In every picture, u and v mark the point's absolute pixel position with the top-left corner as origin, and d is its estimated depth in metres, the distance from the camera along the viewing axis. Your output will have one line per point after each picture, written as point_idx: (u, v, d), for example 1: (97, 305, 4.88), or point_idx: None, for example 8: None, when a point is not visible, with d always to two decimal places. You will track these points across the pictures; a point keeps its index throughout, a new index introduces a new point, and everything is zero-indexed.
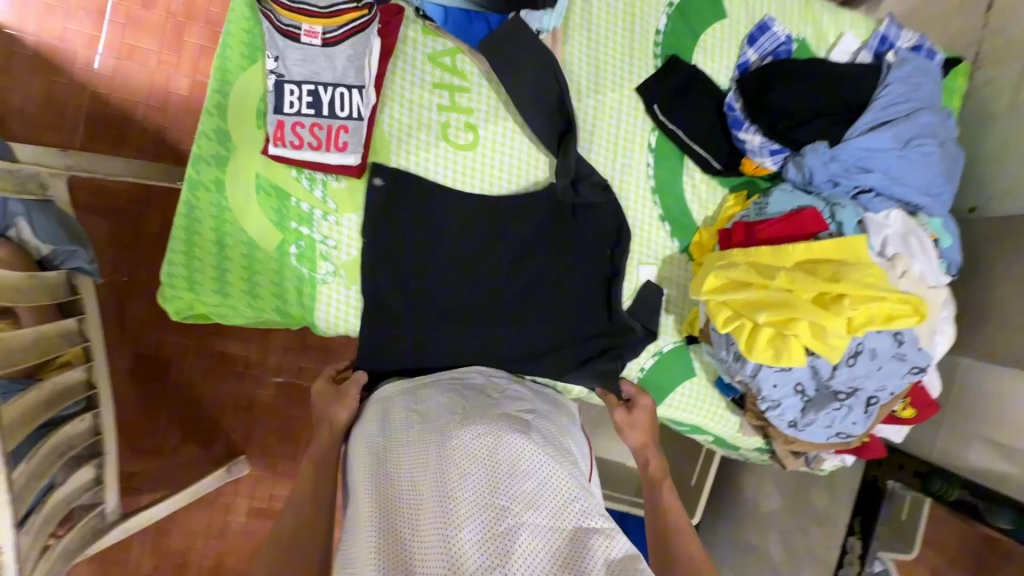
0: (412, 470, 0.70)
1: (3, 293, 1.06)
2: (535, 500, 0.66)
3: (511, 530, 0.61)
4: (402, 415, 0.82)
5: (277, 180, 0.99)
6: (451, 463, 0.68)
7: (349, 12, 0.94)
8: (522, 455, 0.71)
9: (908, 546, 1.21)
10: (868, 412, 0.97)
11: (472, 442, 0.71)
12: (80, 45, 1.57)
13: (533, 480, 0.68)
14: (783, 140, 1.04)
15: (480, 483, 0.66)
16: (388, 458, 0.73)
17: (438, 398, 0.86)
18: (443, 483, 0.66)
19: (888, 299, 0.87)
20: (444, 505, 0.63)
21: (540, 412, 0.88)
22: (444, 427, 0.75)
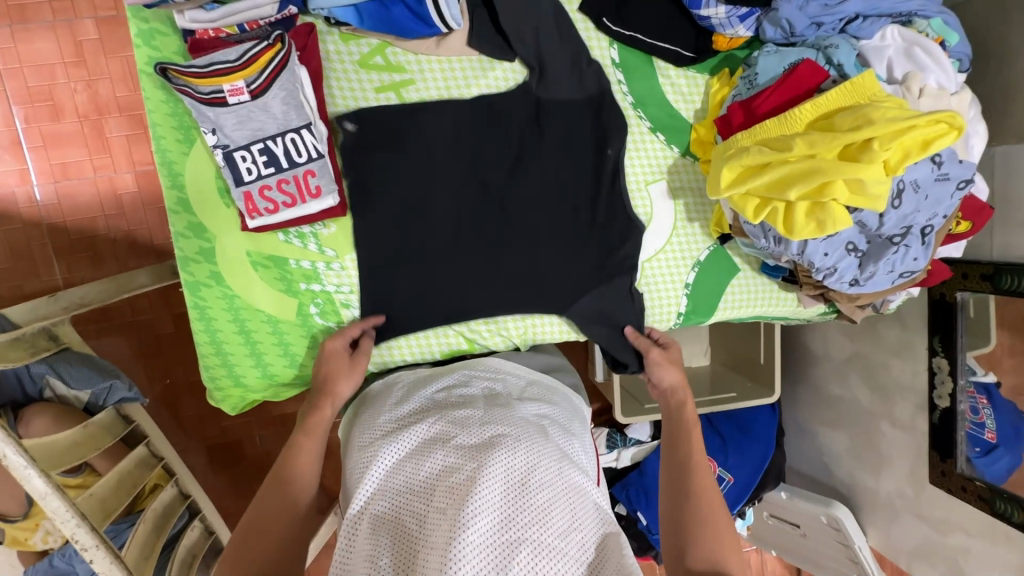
0: (429, 478, 0.74)
1: (70, 454, 1.07)
2: (547, 521, 0.70)
3: (517, 552, 0.66)
4: (417, 413, 0.87)
5: (269, 249, 0.96)
6: (469, 472, 0.72)
7: (264, 53, 0.86)
8: (540, 475, 0.74)
9: (986, 338, 1.26)
10: (926, 242, 0.94)
11: (494, 458, 0.74)
12: (13, 183, 1.51)
13: (547, 500, 0.72)
14: (748, 1, 0.95)
15: (495, 496, 0.70)
16: (409, 459, 0.78)
17: (453, 400, 0.89)
18: (458, 492, 0.70)
19: (919, 125, 0.81)
20: (455, 513, 0.68)
21: (557, 417, 0.90)
22: (464, 436, 0.79)
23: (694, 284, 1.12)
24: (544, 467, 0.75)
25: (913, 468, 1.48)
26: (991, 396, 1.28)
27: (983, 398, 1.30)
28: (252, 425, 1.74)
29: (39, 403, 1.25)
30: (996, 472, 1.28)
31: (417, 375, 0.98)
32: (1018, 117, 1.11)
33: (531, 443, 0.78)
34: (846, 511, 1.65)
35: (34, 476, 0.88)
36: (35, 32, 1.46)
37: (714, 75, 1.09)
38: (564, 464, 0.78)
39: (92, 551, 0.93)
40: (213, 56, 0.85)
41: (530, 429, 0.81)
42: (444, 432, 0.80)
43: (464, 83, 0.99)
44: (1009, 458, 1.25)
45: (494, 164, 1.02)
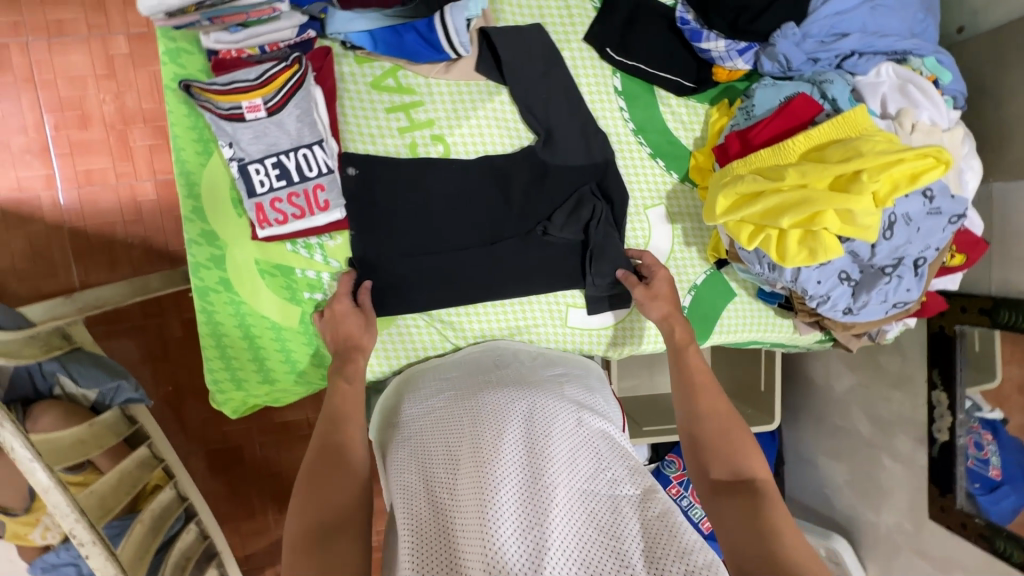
0: (450, 444, 0.75)
1: (76, 450, 1.10)
2: (574, 466, 0.71)
3: (550, 495, 0.66)
4: (432, 395, 0.90)
5: (276, 258, 1.00)
6: (489, 430, 0.74)
7: (281, 74, 0.90)
8: (560, 425, 0.76)
9: (991, 374, 1.25)
10: (919, 274, 0.96)
11: (511, 419, 0.76)
12: (40, 188, 1.57)
13: (571, 447, 0.73)
14: (746, 36, 0.99)
15: (519, 449, 0.71)
16: (429, 434, 0.79)
17: (470, 382, 0.91)
18: (481, 449, 0.72)
19: (907, 159, 0.83)
20: (481, 466, 0.69)
21: (575, 380, 0.93)
22: (481, 403, 0.81)
23: (690, 307, 1.14)
24: (562, 419, 0.77)
25: (913, 502, 1.46)
26: (996, 432, 1.28)
27: (988, 434, 1.30)
28: (252, 432, 1.77)
29: (47, 400, 1.28)
30: (999, 511, 1.27)
31: (424, 366, 1.03)
32: (1014, 155, 1.13)
33: (547, 400, 0.80)
34: (844, 545, 1.62)
35: (38, 469, 0.90)
36: (70, 46, 1.54)
37: (713, 104, 1.12)
38: (583, 416, 0.80)
39: (89, 546, 0.94)
40: (235, 75, 0.90)
41: (544, 391, 0.83)
42: (462, 405, 0.82)
43: (471, 107, 1.04)
44: (1014, 496, 1.25)
45: (493, 184, 1.05)
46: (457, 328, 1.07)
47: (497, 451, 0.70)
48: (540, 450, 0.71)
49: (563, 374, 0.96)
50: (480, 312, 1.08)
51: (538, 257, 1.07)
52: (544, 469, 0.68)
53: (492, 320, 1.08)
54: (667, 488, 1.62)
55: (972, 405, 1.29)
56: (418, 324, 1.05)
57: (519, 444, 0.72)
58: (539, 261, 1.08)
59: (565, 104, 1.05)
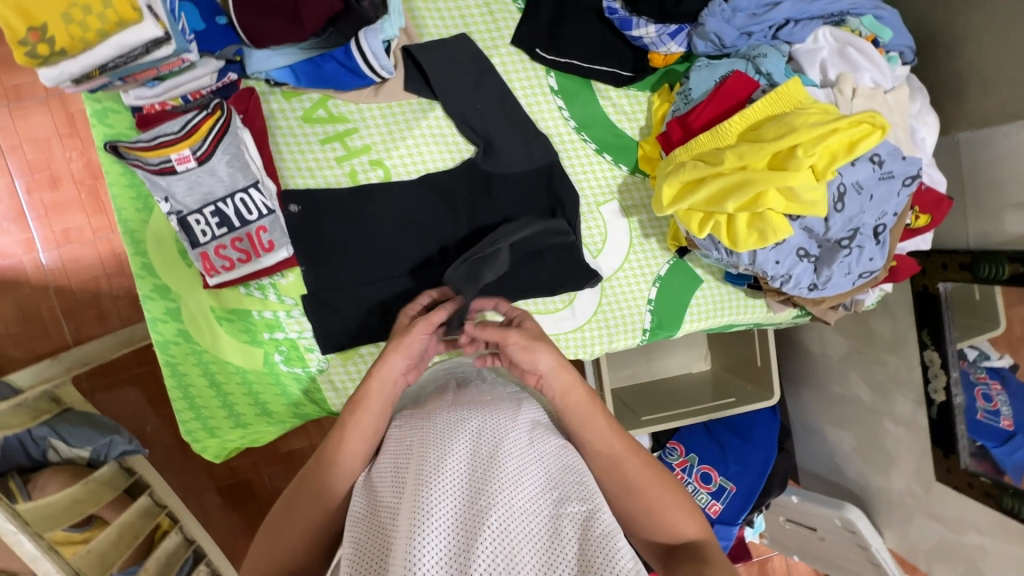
0: (397, 467, 0.74)
1: (71, 510, 1.12)
2: (518, 486, 0.70)
3: (488, 514, 0.65)
4: (390, 415, 0.89)
5: (232, 303, 1.00)
6: (436, 449, 0.73)
7: (204, 122, 0.89)
8: (509, 443, 0.75)
9: (993, 321, 1.17)
10: (880, 241, 0.92)
11: (459, 439, 0.75)
12: (21, 252, 1.60)
13: (518, 465, 0.72)
14: (675, 19, 0.96)
15: (463, 469, 0.70)
16: (379, 459, 0.78)
17: (429, 400, 0.90)
18: (425, 468, 0.71)
19: (842, 128, 0.79)
20: (422, 488, 0.68)
21: (534, 392, 0.93)
22: (432, 420, 0.80)
23: (656, 300, 1.12)
24: (513, 437, 0.76)
25: (920, 465, 1.42)
26: (1005, 381, 1.19)
27: (997, 383, 1.21)
28: (259, 464, 1.79)
29: (46, 467, 1.29)
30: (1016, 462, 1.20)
31: None
32: (976, 102, 1.09)
33: (500, 418, 0.80)
34: (859, 514, 1.59)
35: (25, 540, 0.93)
36: (30, 109, 1.56)
37: (655, 90, 1.09)
38: (536, 434, 0.79)
39: None
40: (160, 129, 0.90)
41: (498, 406, 0.82)
42: (415, 425, 0.81)
43: (406, 127, 1.02)
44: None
45: (439, 202, 1.04)
46: None
47: (439, 473, 0.69)
48: (485, 468, 0.70)
49: (525, 387, 0.94)
50: None
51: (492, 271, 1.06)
52: (484, 490, 0.67)
53: None
54: None
55: (978, 354, 1.22)
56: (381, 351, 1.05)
57: (463, 465, 0.71)
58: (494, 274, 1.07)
59: (502, 113, 1.04)
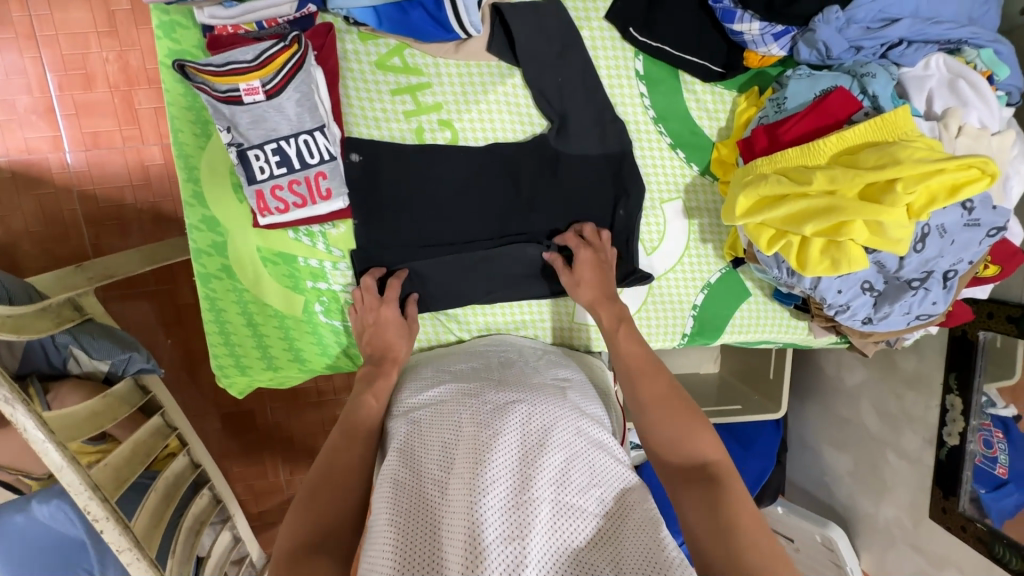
0: (448, 439, 0.77)
1: (91, 422, 1.13)
2: (566, 475, 0.73)
3: (537, 504, 0.67)
4: (432, 386, 0.91)
5: (278, 246, 0.97)
6: (488, 432, 0.75)
7: (280, 54, 0.84)
8: (559, 431, 0.78)
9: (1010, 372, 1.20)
10: (948, 286, 0.90)
11: (510, 421, 0.77)
12: (48, 150, 1.55)
13: (566, 455, 0.75)
14: (785, 20, 0.90)
15: (514, 455, 0.73)
16: (427, 428, 0.81)
17: (473, 374, 0.92)
18: (477, 449, 0.73)
19: (949, 169, 0.76)
20: (475, 469, 0.70)
21: (575, 383, 0.95)
22: (481, 401, 0.82)
23: (701, 306, 1.10)
24: (562, 426, 0.79)
25: (915, 499, 1.45)
26: (1008, 429, 1.22)
27: (999, 432, 1.24)
28: (264, 398, 1.81)
29: (68, 378, 1.31)
30: (1004, 508, 1.24)
31: (430, 352, 1.03)
32: None
33: (548, 404, 0.82)
34: (841, 533, 1.62)
35: (52, 449, 0.93)
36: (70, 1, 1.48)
37: (742, 91, 1.04)
38: (583, 424, 0.81)
39: (104, 522, 0.97)
40: (231, 54, 0.85)
41: (546, 394, 0.85)
42: (464, 403, 0.83)
43: (481, 90, 0.98)
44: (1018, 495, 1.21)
45: (500, 174, 1.01)
46: (461, 320, 1.06)
47: (494, 453, 0.72)
48: (535, 458, 0.73)
49: (567, 378, 0.95)
50: (484, 307, 1.07)
51: (534, 267, 1.04)
52: (537, 476, 0.70)
53: (498, 313, 1.07)
54: None
55: (986, 401, 1.25)
56: (421, 318, 1.05)
57: (516, 448, 0.74)
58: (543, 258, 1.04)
59: (582, 95, 0.99)
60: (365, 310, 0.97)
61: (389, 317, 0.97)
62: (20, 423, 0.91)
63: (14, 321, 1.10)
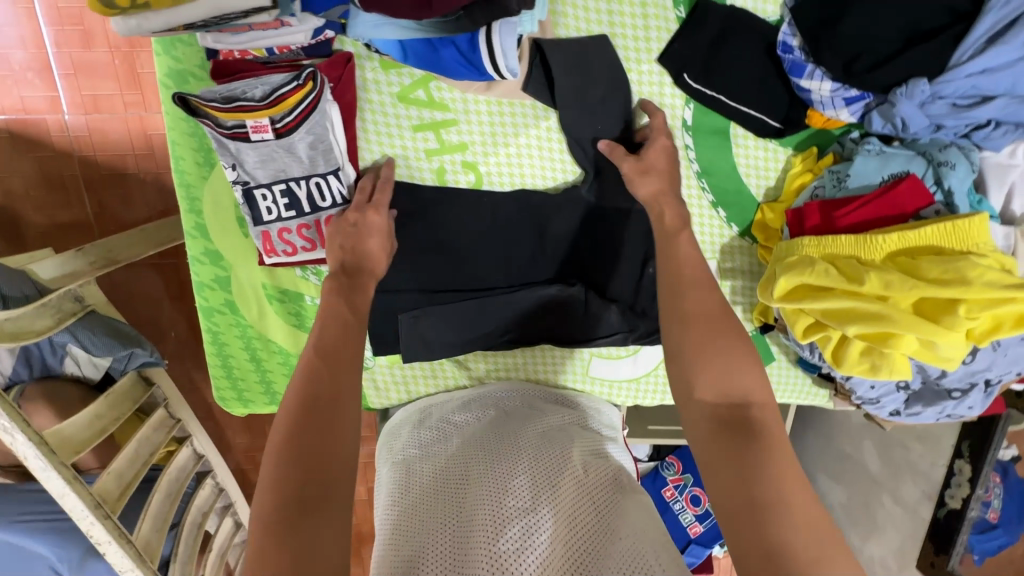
0: (456, 487, 0.75)
1: (93, 428, 1.12)
2: (578, 518, 0.69)
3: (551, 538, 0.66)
4: (437, 435, 0.88)
5: (285, 283, 0.92)
6: (498, 479, 0.74)
7: (293, 93, 0.75)
8: (570, 472, 0.76)
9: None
10: (989, 393, 0.85)
11: (523, 461, 0.76)
12: (46, 110, 1.46)
13: (578, 492, 0.73)
14: (860, 85, 0.80)
15: (526, 496, 0.71)
16: (439, 473, 0.79)
17: (479, 423, 0.89)
18: (489, 499, 0.71)
19: (1022, 300, 0.67)
20: (490, 521, 0.68)
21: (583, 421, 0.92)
22: (489, 446, 0.81)
23: None
24: (572, 467, 0.77)
25: (903, 544, 1.47)
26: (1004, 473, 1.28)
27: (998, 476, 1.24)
28: None
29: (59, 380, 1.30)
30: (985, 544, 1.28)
31: (444, 393, 1.01)
32: None
33: (558, 447, 0.81)
34: None
35: (53, 476, 0.92)
36: None
37: (799, 150, 0.94)
38: (590, 465, 0.79)
39: (107, 545, 0.98)
40: (238, 86, 0.76)
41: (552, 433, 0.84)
42: (471, 448, 0.81)
43: (513, 131, 0.89)
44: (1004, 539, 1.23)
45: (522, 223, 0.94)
46: (470, 367, 1.02)
47: (507, 495, 0.71)
48: (544, 492, 0.72)
49: (572, 422, 0.92)
50: (496, 353, 1.01)
51: (552, 317, 0.97)
52: (550, 512, 0.69)
53: (511, 361, 1.02)
54: (663, 489, 1.61)
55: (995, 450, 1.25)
56: (430, 363, 1.01)
57: (528, 486, 0.72)
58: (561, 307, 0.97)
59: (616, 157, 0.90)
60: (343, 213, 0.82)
61: (375, 224, 0.81)
62: (21, 453, 0.90)
63: (12, 325, 1.07)
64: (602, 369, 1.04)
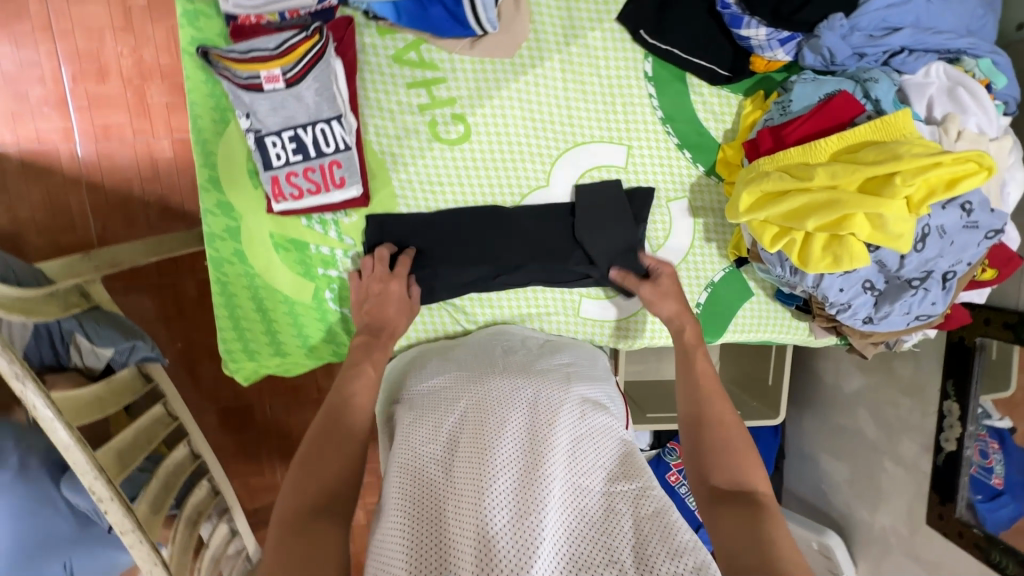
0: (455, 421, 0.78)
1: (92, 407, 1.10)
2: (573, 461, 0.73)
3: (546, 487, 0.68)
4: (442, 370, 0.91)
5: (291, 233, 0.99)
6: (496, 418, 0.76)
7: (302, 44, 0.88)
8: (565, 416, 0.78)
9: (1005, 383, 1.11)
10: (947, 287, 0.92)
11: (516, 405, 0.79)
12: (59, 141, 1.40)
13: (573, 437, 0.76)
14: (791, 26, 0.92)
15: (521, 440, 0.74)
16: (427, 413, 0.81)
17: (477, 362, 0.92)
18: (485, 435, 0.74)
19: (945, 162, 0.79)
20: (484, 456, 0.71)
21: (585, 370, 0.96)
22: (488, 387, 0.83)
23: (704, 305, 1.12)
24: (566, 412, 0.80)
25: (910, 511, 1.31)
26: (1003, 441, 1.13)
27: (994, 442, 1.15)
28: (265, 393, 1.67)
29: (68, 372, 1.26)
30: (997, 519, 1.15)
31: (443, 338, 1.05)
32: None
33: (554, 392, 0.83)
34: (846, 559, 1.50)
35: (59, 428, 0.92)
36: None
37: (748, 96, 1.07)
38: (587, 410, 0.82)
39: (107, 502, 0.96)
40: (254, 43, 0.88)
41: (553, 380, 0.86)
42: (469, 387, 0.84)
43: (496, 87, 1.00)
44: (1013, 506, 1.12)
45: (508, 173, 1.04)
46: (467, 312, 1.07)
47: (503, 436, 0.74)
48: (541, 440, 0.74)
49: (572, 364, 0.97)
50: (491, 299, 1.08)
51: (541, 251, 1.05)
52: (546, 456, 0.71)
53: (504, 304, 1.08)
54: (666, 475, 1.48)
55: (981, 411, 1.15)
56: (429, 309, 1.06)
57: (523, 432, 0.75)
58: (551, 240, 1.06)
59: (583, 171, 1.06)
60: (370, 278, 0.97)
61: (394, 292, 0.97)
62: (29, 402, 0.90)
63: (23, 304, 1.05)
64: (593, 312, 1.11)
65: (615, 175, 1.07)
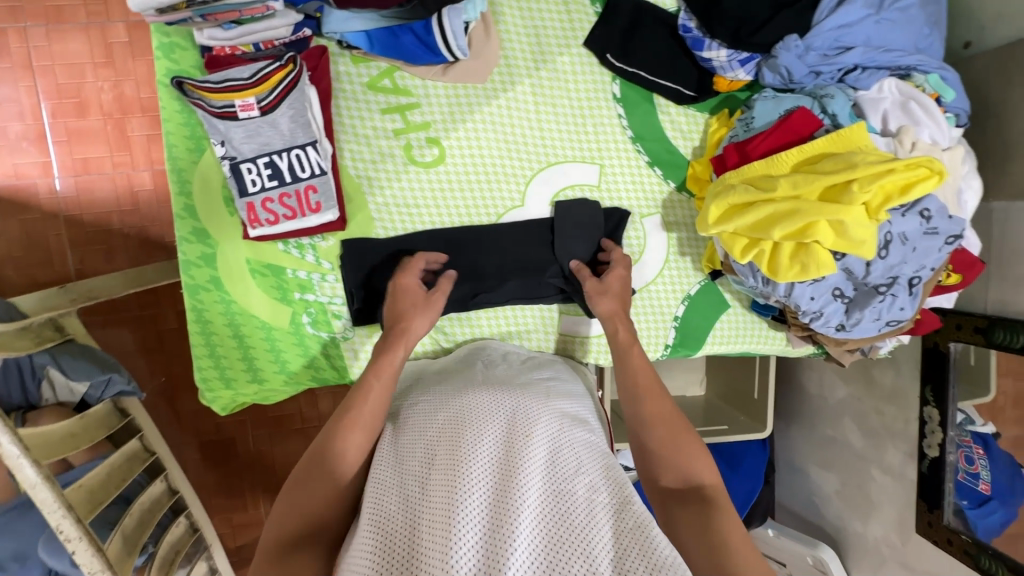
0: (432, 440, 0.77)
1: (63, 443, 1.05)
2: (550, 473, 0.72)
3: (521, 499, 0.67)
4: (422, 389, 0.90)
5: (268, 258, 0.99)
6: (472, 432, 0.76)
7: (276, 72, 0.90)
8: (543, 427, 0.78)
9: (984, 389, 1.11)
10: (914, 293, 0.94)
11: (494, 419, 0.78)
12: (37, 176, 1.39)
13: (552, 447, 0.76)
14: (749, 48, 0.96)
15: (497, 454, 0.73)
16: (405, 435, 0.80)
17: (458, 378, 0.92)
18: (460, 450, 0.73)
19: (898, 169, 0.83)
20: (458, 471, 0.70)
21: (563, 381, 0.97)
22: (465, 401, 0.82)
23: (683, 317, 1.13)
24: (544, 424, 0.79)
25: (898, 523, 1.30)
26: (988, 446, 1.13)
27: (979, 448, 1.15)
28: (246, 424, 1.63)
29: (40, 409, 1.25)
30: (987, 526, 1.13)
31: (422, 359, 1.04)
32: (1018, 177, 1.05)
33: (533, 404, 0.83)
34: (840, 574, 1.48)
35: (26, 466, 0.87)
36: (69, 34, 1.36)
37: (714, 114, 1.11)
38: (566, 424, 0.82)
39: (75, 543, 0.92)
40: (229, 73, 0.90)
41: (534, 393, 0.85)
42: (448, 402, 0.83)
43: (468, 110, 1.03)
44: (1002, 512, 1.11)
45: (484, 194, 1.05)
46: (447, 332, 1.07)
47: (478, 450, 0.73)
48: (518, 452, 0.73)
49: (551, 379, 0.96)
50: (471, 319, 1.08)
51: (520, 269, 1.06)
52: (523, 468, 0.70)
53: (484, 323, 1.08)
54: None
55: (964, 417, 1.15)
56: None
57: (500, 445, 0.74)
58: (529, 259, 1.07)
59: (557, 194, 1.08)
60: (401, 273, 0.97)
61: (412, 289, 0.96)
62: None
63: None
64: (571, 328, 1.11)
65: (591, 193, 1.09)
